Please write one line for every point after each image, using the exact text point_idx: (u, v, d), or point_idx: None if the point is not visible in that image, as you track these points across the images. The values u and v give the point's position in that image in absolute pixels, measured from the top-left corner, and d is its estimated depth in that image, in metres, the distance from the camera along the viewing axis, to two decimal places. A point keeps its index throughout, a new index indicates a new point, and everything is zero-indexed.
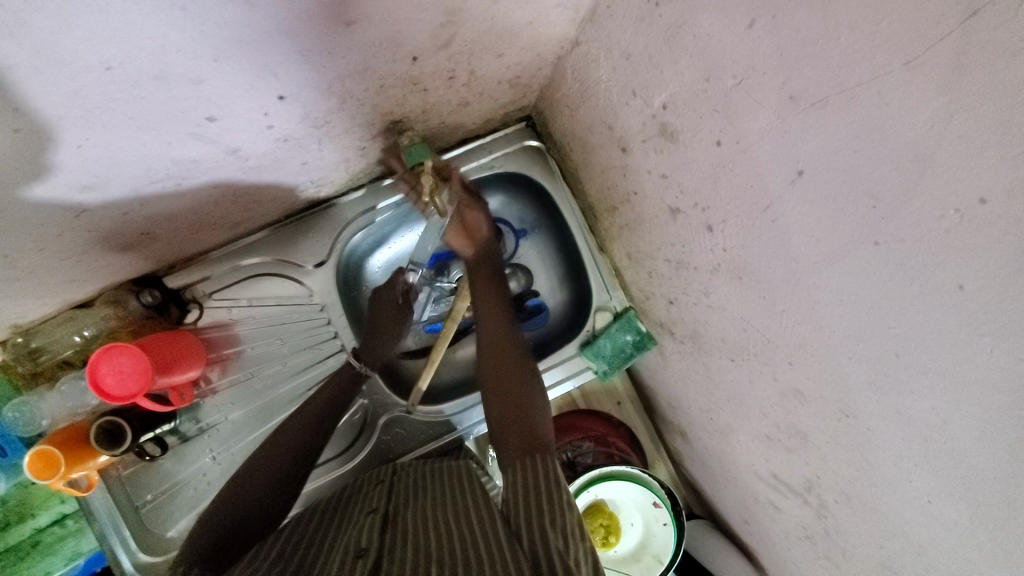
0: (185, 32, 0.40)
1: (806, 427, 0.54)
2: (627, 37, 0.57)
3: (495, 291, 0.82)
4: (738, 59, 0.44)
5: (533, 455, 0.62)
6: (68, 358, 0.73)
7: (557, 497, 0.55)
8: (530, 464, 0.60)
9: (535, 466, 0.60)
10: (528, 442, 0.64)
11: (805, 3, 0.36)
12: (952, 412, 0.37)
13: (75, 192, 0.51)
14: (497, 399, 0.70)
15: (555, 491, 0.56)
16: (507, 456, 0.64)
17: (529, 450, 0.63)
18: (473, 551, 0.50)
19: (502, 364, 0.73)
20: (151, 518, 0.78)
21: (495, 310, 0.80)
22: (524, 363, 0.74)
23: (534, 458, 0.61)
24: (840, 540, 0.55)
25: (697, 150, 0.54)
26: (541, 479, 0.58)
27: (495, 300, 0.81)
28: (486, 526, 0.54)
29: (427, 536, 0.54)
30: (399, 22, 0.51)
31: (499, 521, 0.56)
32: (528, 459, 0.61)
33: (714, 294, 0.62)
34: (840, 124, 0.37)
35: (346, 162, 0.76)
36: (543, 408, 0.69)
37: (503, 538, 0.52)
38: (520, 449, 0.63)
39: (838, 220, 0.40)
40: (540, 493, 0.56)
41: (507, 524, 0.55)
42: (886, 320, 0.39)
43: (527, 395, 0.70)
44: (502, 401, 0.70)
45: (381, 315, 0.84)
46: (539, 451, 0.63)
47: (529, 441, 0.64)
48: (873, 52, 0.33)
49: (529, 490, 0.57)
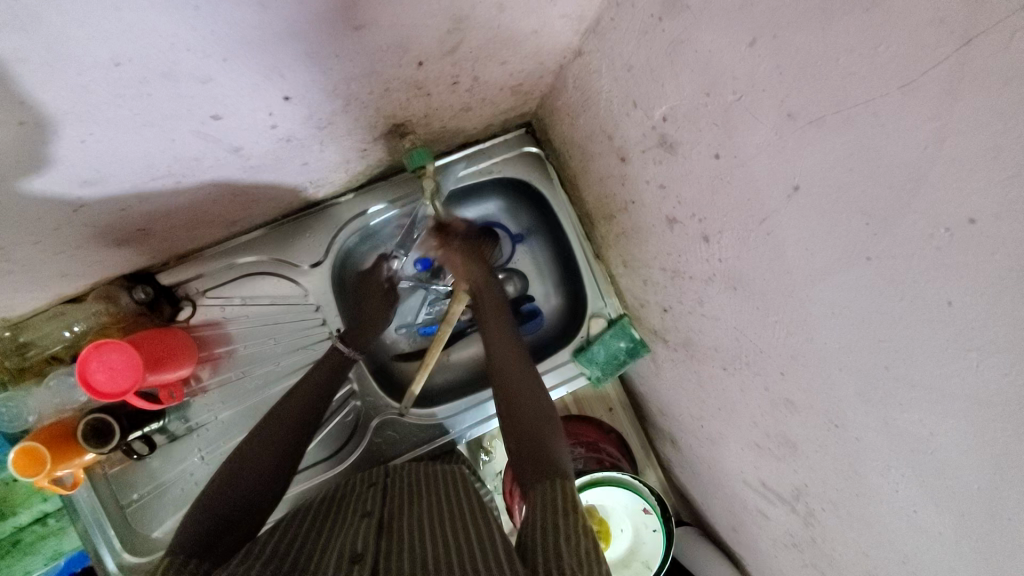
0: (196, 32, 0.40)
1: (795, 436, 0.55)
2: (629, 50, 0.58)
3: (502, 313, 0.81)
4: (738, 75, 0.45)
5: (552, 480, 0.60)
6: (56, 354, 0.72)
7: (573, 518, 0.54)
8: (548, 487, 0.58)
9: (551, 489, 0.58)
10: (542, 466, 0.62)
11: (805, 24, 0.37)
12: (938, 425, 0.38)
13: (74, 186, 0.50)
14: (513, 429, 0.69)
15: (572, 515, 0.54)
16: (523, 480, 0.62)
17: (544, 474, 0.61)
18: (471, 564, 0.49)
19: (517, 383, 0.73)
20: (136, 518, 0.77)
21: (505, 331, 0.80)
22: (535, 381, 0.74)
23: (553, 482, 0.59)
24: (826, 548, 0.56)
25: (696, 162, 0.55)
26: (559, 501, 0.56)
27: (501, 320, 0.81)
28: (485, 543, 0.53)
29: (432, 550, 0.53)
30: (408, 27, 0.51)
31: (501, 538, 0.54)
32: (544, 483, 0.59)
33: (709, 303, 0.63)
34: (837, 142, 0.38)
35: (346, 164, 0.76)
36: (553, 434, 0.68)
37: (503, 553, 0.51)
38: (535, 472, 0.62)
39: (833, 233, 0.41)
40: (558, 515, 0.54)
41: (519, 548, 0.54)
42: (877, 334, 0.40)
43: (538, 420, 0.69)
44: (518, 425, 0.69)
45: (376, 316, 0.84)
46: (554, 475, 0.61)
47: (546, 465, 0.62)
48: (871, 75, 0.34)
49: (548, 510, 0.55)
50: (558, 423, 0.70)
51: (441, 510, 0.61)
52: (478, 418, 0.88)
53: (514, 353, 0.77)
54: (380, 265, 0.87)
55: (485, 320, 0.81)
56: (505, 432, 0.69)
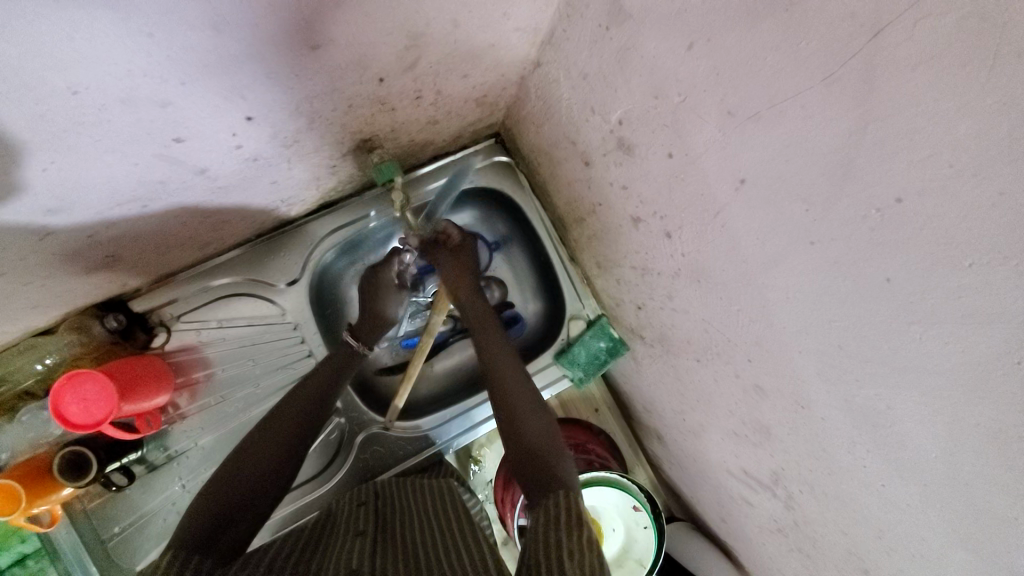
0: (152, 58, 0.41)
1: (768, 421, 0.56)
2: (582, 59, 0.61)
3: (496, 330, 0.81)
4: (681, 78, 0.48)
5: (556, 491, 0.58)
6: (30, 388, 0.69)
7: (575, 531, 0.51)
8: (553, 501, 0.57)
9: (554, 501, 0.57)
10: (544, 481, 0.61)
11: (734, 28, 0.40)
12: (893, 398, 0.39)
13: (40, 215, 0.50)
14: (515, 443, 0.68)
15: (577, 528, 0.52)
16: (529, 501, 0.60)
17: (548, 489, 0.59)
18: None
19: (516, 394, 0.72)
20: (119, 551, 0.76)
21: (500, 345, 0.79)
22: (535, 394, 0.74)
23: (556, 494, 0.58)
24: (808, 530, 0.57)
25: (652, 162, 0.57)
26: (563, 513, 0.54)
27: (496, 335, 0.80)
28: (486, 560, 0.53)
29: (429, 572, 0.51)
30: (365, 45, 0.53)
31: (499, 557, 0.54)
32: (548, 495, 0.58)
33: (678, 298, 0.65)
34: (774, 136, 0.40)
35: (316, 180, 0.77)
36: (559, 451, 0.66)
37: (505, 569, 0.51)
38: (538, 485, 0.61)
39: (780, 220, 0.43)
40: (561, 529, 0.52)
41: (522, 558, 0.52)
42: (828, 315, 0.42)
43: (536, 434, 0.68)
44: (518, 441, 0.68)
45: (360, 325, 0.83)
46: (557, 488, 0.59)
47: (549, 480, 0.61)
48: (796, 70, 0.36)
49: (551, 523, 0.53)
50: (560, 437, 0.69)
51: (440, 529, 0.61)
52: (463, 426, 0.89)
53: (512, 367, 0.76)
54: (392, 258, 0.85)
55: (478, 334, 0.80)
56: (507, 445, 0.68)
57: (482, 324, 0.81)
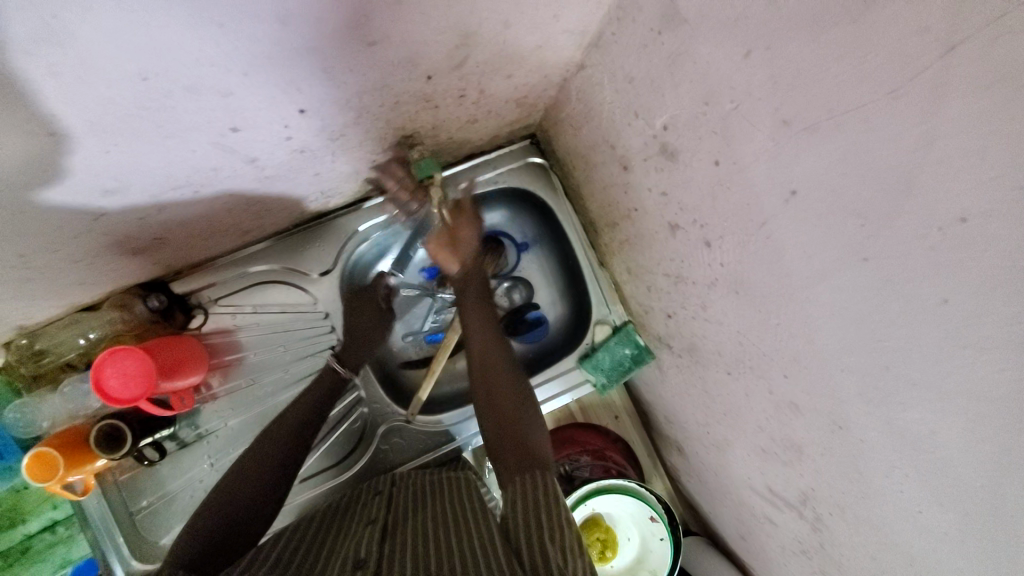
0: (219, 47, 0.42)
1: (801, 440, 0.55)
2: (630, 62, 0.60)
3: (483, 315, 0.81)
4: (735, 85, 0.47)
5: (533, 471, 0.61)
6: (71, 361, 0.73)
7: (555, 512, 0.54)
8: (528, 479, 0.59)
9: (532, 481, 0.59)
10: (523, 458, 0.63)
11: (797, 35, 0.39)
12: (939, 424, 0.38)
13: (95, 196, 0.52)
14: (491, 418, 0.70)
15: (553, 509, 0.55)
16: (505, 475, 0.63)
17: (529, 466, 0.62)
18: (468, 550, 0.52)
19: (493, 382, 0.74)
20: (145, 525, 0.78)
21: (483, 329, 0.80)
22: (514, 380, 0.74)
23: (533, 473, 0.60)
24: (834, 553, 0.56)
25: (696, 169, 0.57)
26: (539, 495, 0.57)
27: (485, 319, 0.81)
28: (479, 529, 0.56)
29: (432, 548, 0.53)
30: (417, 43, 0.53)
31: (495, 526, 0.56)
32: (525, 473, 0.61)
33: (711, 308, 0.64)
34: (831, 147, 0.39)
35: (356, 174, 0.78)
36: (534, 431, 0.69)
37: (495, 535, 0.54)
38: (518, 462, 0.63)
39: (831, 234, 0.42)
40: (541, 509, 0.55)
41: (507, 541, 0.53)
42: (875, 334, 0.41)
43: (520, 414, 0.70)
44: (501, 419, 0.70)
45: (361, 322, 0.85)
46: (535, 466, 0.62)
47: (531, 459, 0.63)
48: (861, 82, 0.36)
49: (528, 503, 0.56)
50: (539, 422, 0.71)
51: (445, 512, 0.62)
52: None
53: (495, 354, 0.77)
54: (379, 281, 0.88)
55: (467, 320, 0.81)
56: (483, 421, 0.71)
57: (467, 306, 0.82)
